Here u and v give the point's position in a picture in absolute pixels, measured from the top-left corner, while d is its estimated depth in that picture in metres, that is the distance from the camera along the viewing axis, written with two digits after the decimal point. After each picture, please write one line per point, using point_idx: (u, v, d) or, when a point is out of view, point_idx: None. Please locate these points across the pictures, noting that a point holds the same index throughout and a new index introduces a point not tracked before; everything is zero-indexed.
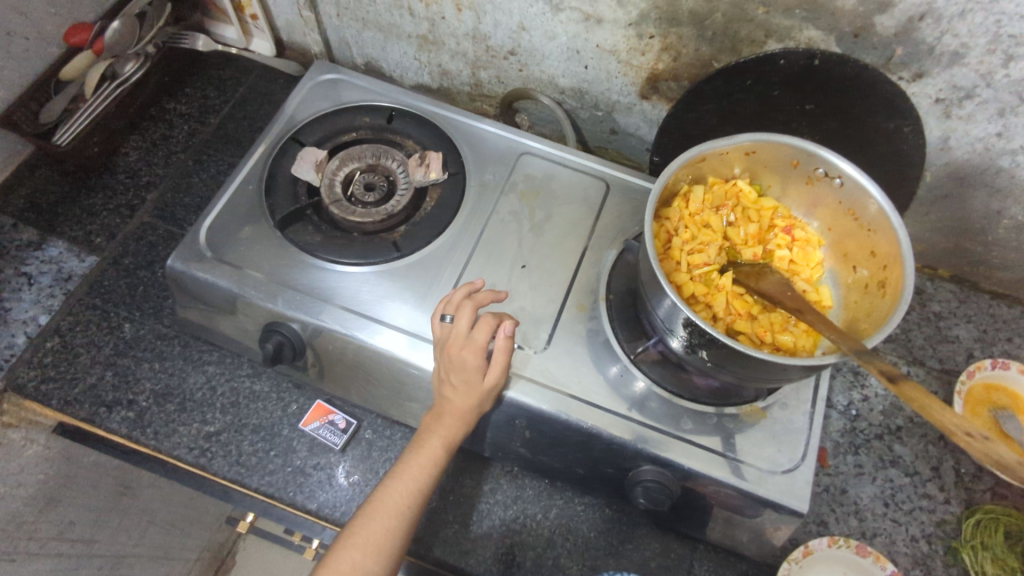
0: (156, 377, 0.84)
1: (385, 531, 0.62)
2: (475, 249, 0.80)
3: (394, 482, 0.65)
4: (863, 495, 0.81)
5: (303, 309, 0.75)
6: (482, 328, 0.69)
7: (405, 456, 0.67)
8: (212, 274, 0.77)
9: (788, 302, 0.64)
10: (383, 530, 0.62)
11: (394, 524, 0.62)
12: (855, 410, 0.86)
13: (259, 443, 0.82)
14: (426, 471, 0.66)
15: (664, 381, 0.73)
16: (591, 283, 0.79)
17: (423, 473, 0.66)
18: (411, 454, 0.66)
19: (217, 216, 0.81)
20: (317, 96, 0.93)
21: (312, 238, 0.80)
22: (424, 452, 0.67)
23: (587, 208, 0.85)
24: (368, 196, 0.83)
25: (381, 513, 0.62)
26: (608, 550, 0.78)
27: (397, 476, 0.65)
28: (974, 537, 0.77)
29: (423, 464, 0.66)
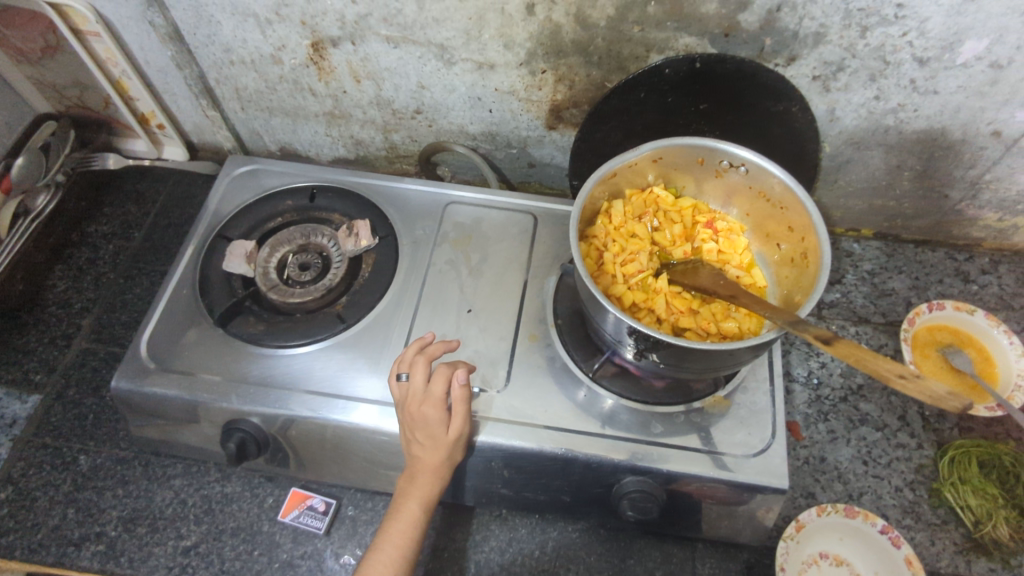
0: (122, 503, 0.82)
1: None
2: (419, 305, 0.81)
3: (376, 553, 0.65)
4: (841, 458, 0.83)
5: (259, 401, 0.74)
6: (438, 380, 0.69)
7: (384, 524, 0.67)
8: (160, 386, 0.76)
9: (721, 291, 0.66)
10: None
11: None
12: (816, 378, 0.89)
13: (241, 545, 0.79)
14: (406, 535, 0.66)
15: (627, 392, 0.75)
16: (538, 312, 0.81)
17: (403, 538, 0.66)
18: (389, 521, 0.66)
19: (156, 327, 0.80)
20: (238, 189, 0.94)
21: (255, 328, 0.80)
22: (401, 516, 0.67)
23: (520, 243, 0.87)
24: (305, 276, 0.83)
25: None
26: (611, 571, 0.77)
27: (378, 547, 0.65)
28: (952, 474, 0.79)
29: (402, 529, 0.66)
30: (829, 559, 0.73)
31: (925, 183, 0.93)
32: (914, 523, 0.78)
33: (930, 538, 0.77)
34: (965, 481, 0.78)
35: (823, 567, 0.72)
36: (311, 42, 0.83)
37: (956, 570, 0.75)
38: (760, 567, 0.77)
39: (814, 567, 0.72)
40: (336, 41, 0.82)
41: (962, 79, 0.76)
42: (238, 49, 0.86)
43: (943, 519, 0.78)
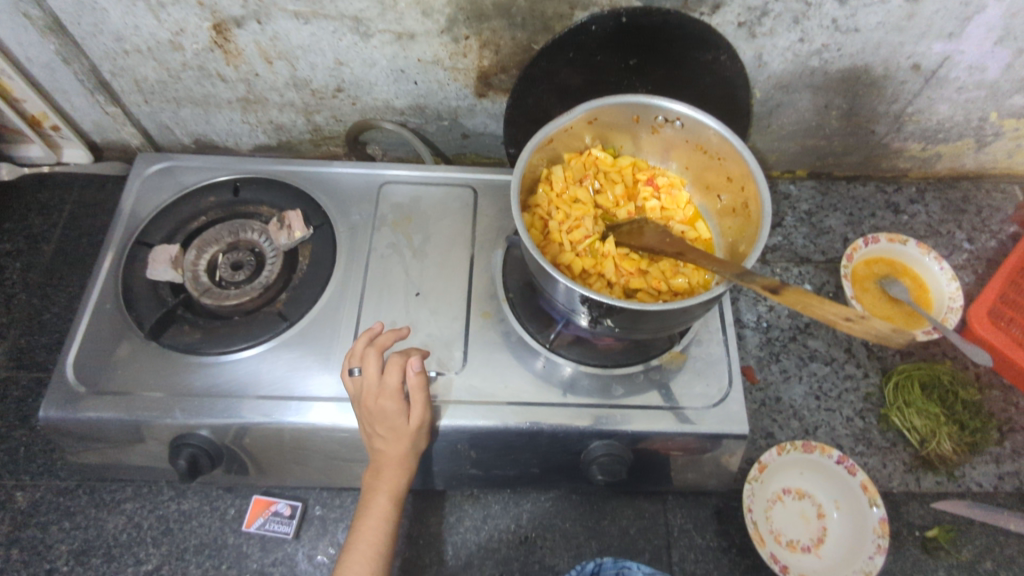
0: (71, 535, 0.77)
1: None
2: (364, 293, 0.78)
3: (350, 554, 0.63)
4: (795, 396, 0.85)
5: (206, 412, 0.70)
6: (392, 370, 0.67)
7: (354, 523, 0.65)
8: (96, 409, 0.71)
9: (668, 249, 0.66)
10: None
11: None
12: (765, 322, 0.91)
13: (206, 562, 0.76)
14: (379, 531, 0.64)
15: (585, 358, 0.74)
16: (488, 288, 0.79)
17: (376, 535, 0.64)
18: (359, 520, 0.65)
19: (82, 347, 0.74)
20: (153, 190, 0.87)
21: (191, 337, 0.75)
22: (371, 513, 0.65)
23: (461, 218, 0.85)
24: (238, 276, 0.79)
25: None
26: (587, 534, 0.78)
27: (351, 547, 0.64)
28: (897, 398, 0.83)
29: (374, 526, 0.64)
30: (792, 493, 0.76)
31: (852, 121, 0.95)
32: (867, 449, 0.82)
33: (882, 461, 0.81)
34: (909, 404, 0.82)
35: (787, 501, 0.75)
36: (212, 24, 0.77)
37: (907, 489, 0.79)
38: (729, 511, 0.79)
39: (778, 503, 0.75)
40: (239, 21, 0.76)
41: (882, 15, 0.77)
42: (131, 37, 0.79)
43: (892, 441, 0.82)
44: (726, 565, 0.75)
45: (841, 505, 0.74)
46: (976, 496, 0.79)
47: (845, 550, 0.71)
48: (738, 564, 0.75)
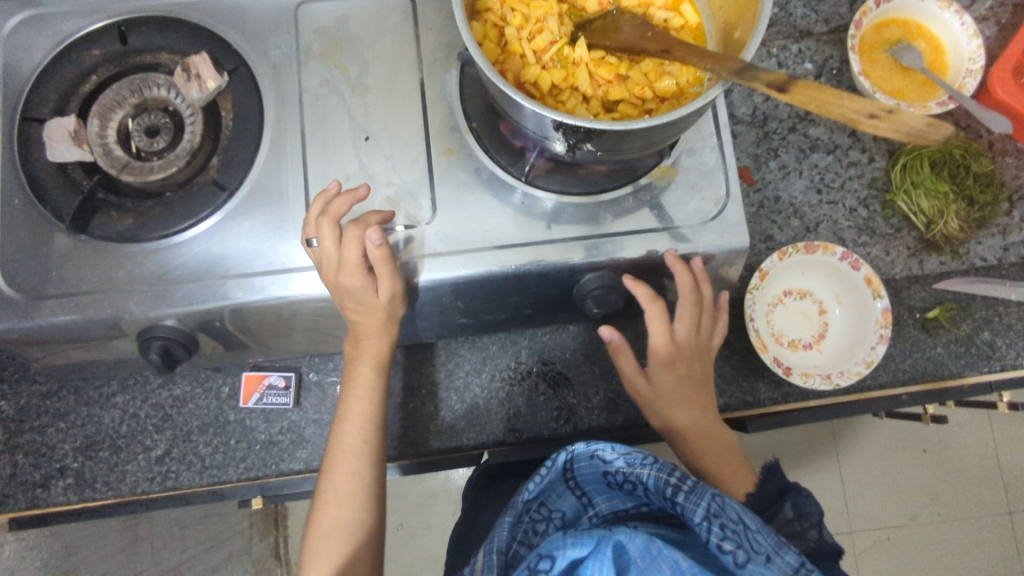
0: (71, 434, 0.76)
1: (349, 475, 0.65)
2: (307, 145, 0.68)
3: (344, 423, 0.67)
4: (795, 193, 0.79)
5: (165, 302, 0.64)
6: (352, 244, 0.61)
7: (344, 392, 0.68)
8: (45, 315, 0.64)
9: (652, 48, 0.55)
10: (348, 475, 0.65)
11: (358, 464, 0.66)
12: (762, 114, 0.81)
13: (215, 439, 0.76)
14: (370, 401, 0.68)
15: (567, 187, 0.66)
16: (447, 119, 0.68)
17: (366, 404, 0.67)
18: (348, 390, 0.68)
19: (3, 251, 0.65)
20: (22, 48, 0.70)
21: (123, 223, 0.66)
22: (359, 383, 0.68)
23: (402, 37, 0.70)
24: (158, 142, 0.68)
25: (342, 460, 0.65)
26: (588, 361, 0.77)
27: (344, 416, 0.67)
28: (904, 181, 0.77)
29: (364, 397, 0.67)
30: (793, 294, 0.75)
31: None
32: (870, 239, 0.78)
33: (884, 249, 0.77)
34: (917, 185, 0.76)
35: (788, 303, 0.74)
36: None
37: (910, 273, 0.77)
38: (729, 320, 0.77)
39: (779, 306, 0.74)
40: None
41: None
42: None
43: (897, 228, 0.78)
44: (728, 371, 0.76)
45: (843, 300, 0.74)
46: (978, 271, 0.77)
47: (846, 341, 0.72)
48: (740, 369, 0.76)
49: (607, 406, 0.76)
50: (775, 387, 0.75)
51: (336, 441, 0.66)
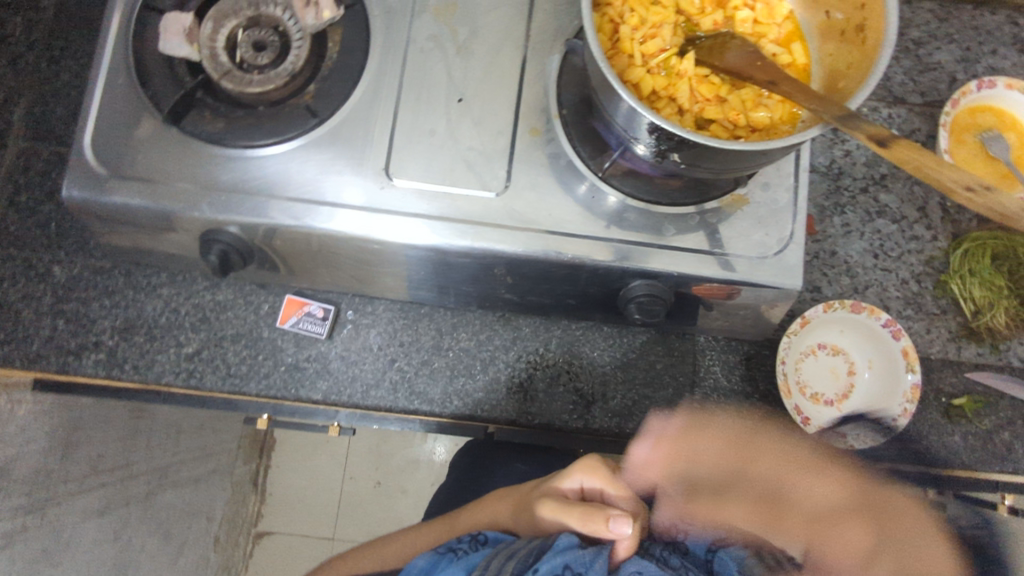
0: (112, 313, 0.79)
1: (436, 534, 0.71)
2: (402, 93, 0.69)
3: (482, 505, 0.71)
4: (852, 252, 0.80)
5: (236, 209, 0.67)
6: (567, 511, 0.60)
7: (517, 504, 0.68)
8: (123, 195, 0.67)
9: (759, 75, 0.57)
10: (438, 531, 0.71)
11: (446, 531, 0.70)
12: (838, 169, 0.82)
13: (244, 350, 0.79)
14: (505, 506, 0.69)
15: (638, 191, 0.68)
16: (540, 100, 0.70)
17: (501, 507, 0.70)
18: (512, 498, 0.69)
19: (98, 126, 0.68)
20: None
21: (215, 126, 0.68)
22: (519, 503, 0.68)
23: (515, 12, 0.72)
24: (261, 57, 0.69)
25: (451, 522, 0.71)
26: (614, 365, 0.79)
27: (486, 502, 0.71)
28: (963, 266, 0.78)
29: (507, 502, 0.69)
30: (827, 349, 0.76)
31: None
32: (914, 314, 0.78)
33: (926, 327, 0.78)
34: (975, 273, 0.77)
35: (820, 356, 0.76)
36: None
37: (945, 356, 0.77)
38: (758, 359, 0.79)
39: (811, 357, 0.75)
40: None
41: None
42: None
43: (943, 309, 0.79)
44: (746, 407, 0.77)
45: (875, 366, 0.75)
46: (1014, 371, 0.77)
47: (868, 406, 0.73)
48: (758, 408, 0.77)
49: (621, 412, 0.77)
50: None
51: (466, 510, 0.72)
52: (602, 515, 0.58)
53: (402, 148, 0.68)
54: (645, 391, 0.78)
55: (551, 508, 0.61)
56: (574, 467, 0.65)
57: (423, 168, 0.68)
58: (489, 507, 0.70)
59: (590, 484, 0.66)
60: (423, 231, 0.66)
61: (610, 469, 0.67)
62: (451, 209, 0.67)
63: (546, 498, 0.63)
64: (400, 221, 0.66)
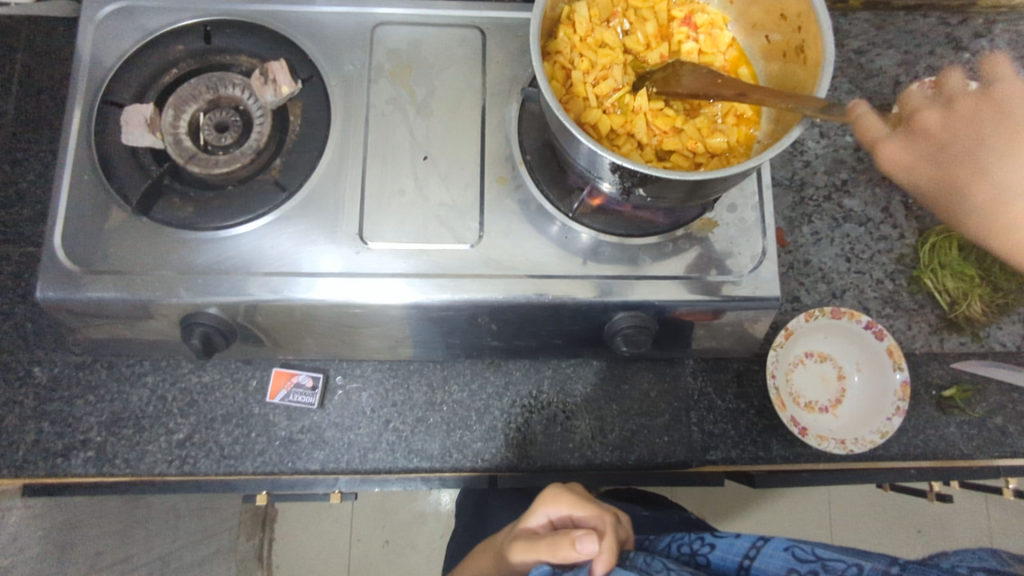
0: (98, 408, 0.78)
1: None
2: (367, 158, 0.71)
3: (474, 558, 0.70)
4: (825, 259, 0.82)
5: (214, 290, 0.67)
6: (536, 550, 0.59)
7: (499, 546, 0.67)
8: (98, 289, 0.67)
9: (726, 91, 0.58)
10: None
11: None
12: (800, 180, 0.84)
13: (236, 430, 0.78)
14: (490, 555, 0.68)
15: (610, 227, 0.69)
16: (503, 149, 0.72)
17: (487, 557, 0.68)
18: (495, 544, 0.68)
19: (67, 224, 0.68)
20: (112, 35, 0.74)
21: (184, 211, 0.69)
22: (499, 547, 0.66)
23: (469, 67, 0.74)
24: (225, 138, 0.70)
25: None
26: (608, 398, 0.79)
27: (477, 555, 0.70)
28: (932, 260, 0.80)
29: (491, 551, 0.68)
30: (814, 356, 0.77)
31: None
32: (893, 312, 0.80)
33: (907, 323, 0.79)
34: (945, 266, 0.79)
35: (808, 365, 0.76)
36: None
37: (929, 349, 0.79)
38: (749, 374, 0.79)
39: (799, 366, 0.76)
40: None
41: None
42: None
43: (920, 304, 0.80)
44: (743, 424, 0.77)
45: (863, 368, 0.75)
46: (997, 356, 0.79)
47: (862, 408, 0.74)
48: (756, 423, 0.77)
49: (621, 444, 0.77)
50: (788, 445, 0.76)
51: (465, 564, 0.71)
52: (565, 540, 0.56)
53: (373, 211, 0.69)
54: (641, 420, 0.78)
55: (521, 551, 0.60)
56: (537, 503, 0.64)
57: (396, 228, 0.69)
58: (476, 562, 0.69)
59: (556, 512, 0.64)
60: (403, 291, 0.67)
61: (574, 494, 0.65)
62: (428, 265, 0.67)
63: (517, 541, 0.62)
64: (379, 282, 0.67)
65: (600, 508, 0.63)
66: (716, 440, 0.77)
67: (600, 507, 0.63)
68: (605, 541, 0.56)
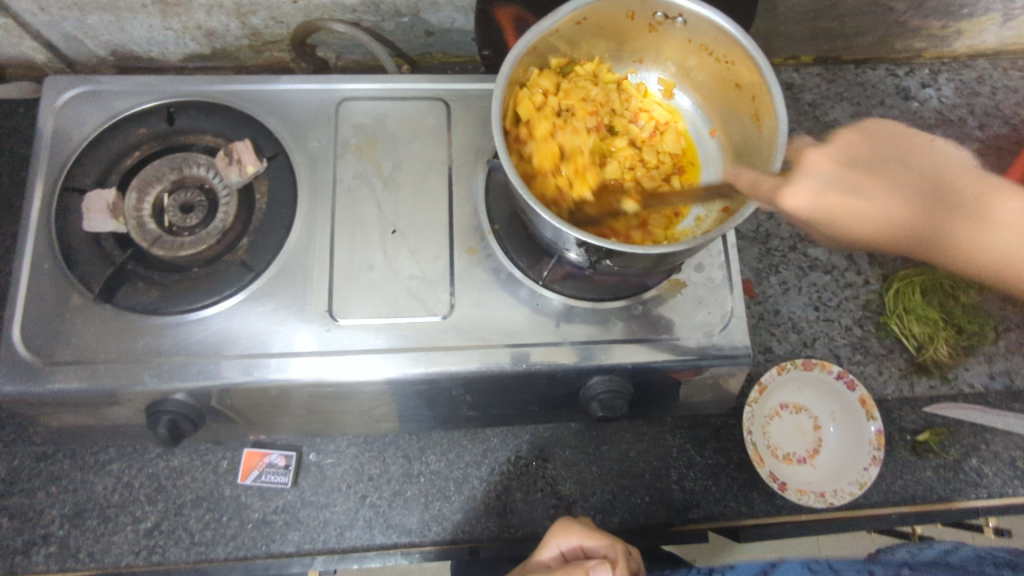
0: (60, 500, 0.75)
1: None
2: (335, 233, 0.71)
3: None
4: (794, 308, 0.83)
5: (180, 376, 0.65)
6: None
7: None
8: (59, 381, 0.65)
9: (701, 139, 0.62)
10: None
11: None
12: (764, 231, 0.86)
13: (207, 515, 0.75)
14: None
15: (581, 292, 0.69)
16: (470, 219, 0.72)
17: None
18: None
19: (27, 314, 0.66)
20: (74, 119, 0.74)
21: (149, 296, 0.67)
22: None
23: (434, 139, 0.75)
24: (190, 219, 0.69)
25: None
26: (587, 460, 0.78)
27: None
28: (897, 305, 0.81)
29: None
30: (789, 408, 0.77)
31: None
32: (863, 358, 0.81)
33: (877, 369, 0.81)
34: (910, 310, 0.81)
35: (784, 417, 0.77)
36: None
37: (901, 394, 0.80)
38: (727, 428, 0.79)
39: (776, 418, 0.76)
40: None
41: None
42: None
43: (889, 349, 0.82)
44: (724, 479, 0.77)
45: (837, 418, 0.76)
46: (967, 397, 0.80)
47: (840, 459, 0.74)
48: (736, 478, 0.77)
49: (603, 507, 0.76)
50: (769, 498, 0.76)
51: None
52: (578, 570, 0.58)
53: (342, 287, 0.69)
54: (622, 481, 0.77)
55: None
56: (548, 536, 0.64)
57: (365, 304, 0.68)
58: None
59: (568, 542, 0.64)
60: (374, 367, 0.66)
61: (583, 524, 0.66)
62: (400, 339, 0.67)
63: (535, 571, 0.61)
64: (350, 359, 0.66)
65: (609, 534, 0.65)
66: (697, 497, 0.77)
67: (610, 535, 0.65)
68: (621, 574, 0.58)
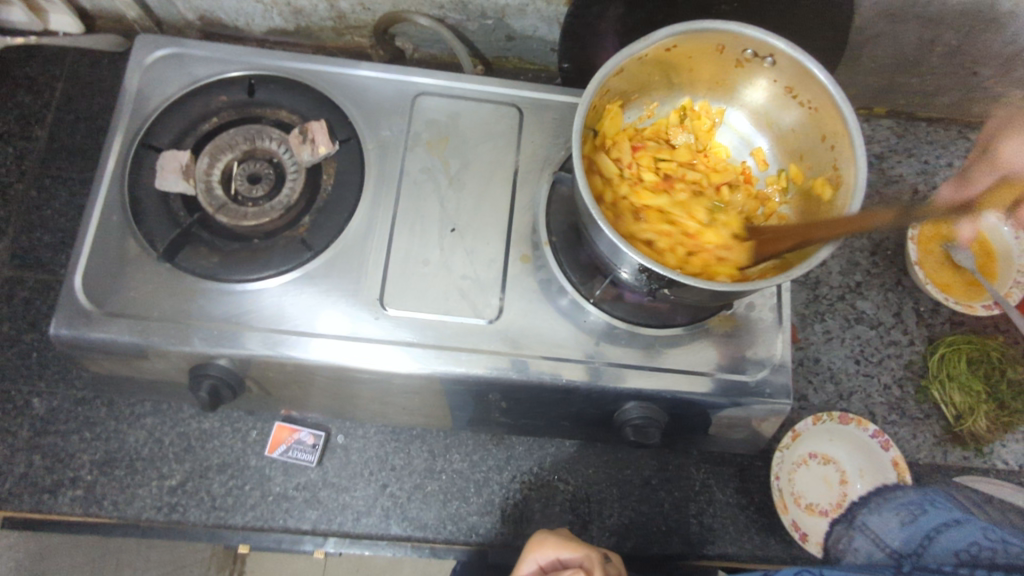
0: (93, 446, 0.76)
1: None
2: (395, 222, 0.71)
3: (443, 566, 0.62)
4: (835, 358, 0.83)
5: (227, 343, 0.66)
6: None
7: None
8: (112, 332, 0.66)
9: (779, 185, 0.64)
10: None
11: None
12: (815, 278, 0.86)
13: (230, 481, 0.76)
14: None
15: (629, 315, 0.70)
16: (529, 228, 0.73)
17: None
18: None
19: (89, 262, 0.68)
20: (158, 78, 0.75)
21: (208, 261, 0.68)
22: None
23: (503, 144, 0.76)
24: (257, 191, 0.71)
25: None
26: (609, 482, 0.78)
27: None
28: (941, 370, 0.80)
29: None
30: (818, 459, 0.77)
31: (955, 59, 0.83)
32: (899, 419, 0.80)
33: (912, 432, 0.80)
34: (953, 377, 0.79)
35: (812, 467, 0.76)
36: None
37: (933, 461, 0.79)
38: (752, 470, 0.79)
39: (803, 467, 0.76)
40: None
41: None
42: None
43: (927, 413, 0.81)
44: (743, 521, 0.77)
45: (866, 475, 0.75)
46: (999, 473, 0.79)
47: None
48: (755, 521, 0.77)
49: (618, 530, 0.76)
50: (786, 546, 0.76)
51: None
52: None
53: (396, 277, 0.69)
54: (641, 507, 0.77)
55: None
56: (525, 550, 0.66)
57: (416, 297, 0.69)
58: None
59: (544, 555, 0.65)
60: (417, 361, 0.66)
61: (558, 537, 0.66)
62: (445, 337, 0.67)
63: None
64: (395, 350, 0.67)
65: (583, 544, 0.65)
66: (714, 534, 0.76)
67: (586, 544, 0.65)
68: None
